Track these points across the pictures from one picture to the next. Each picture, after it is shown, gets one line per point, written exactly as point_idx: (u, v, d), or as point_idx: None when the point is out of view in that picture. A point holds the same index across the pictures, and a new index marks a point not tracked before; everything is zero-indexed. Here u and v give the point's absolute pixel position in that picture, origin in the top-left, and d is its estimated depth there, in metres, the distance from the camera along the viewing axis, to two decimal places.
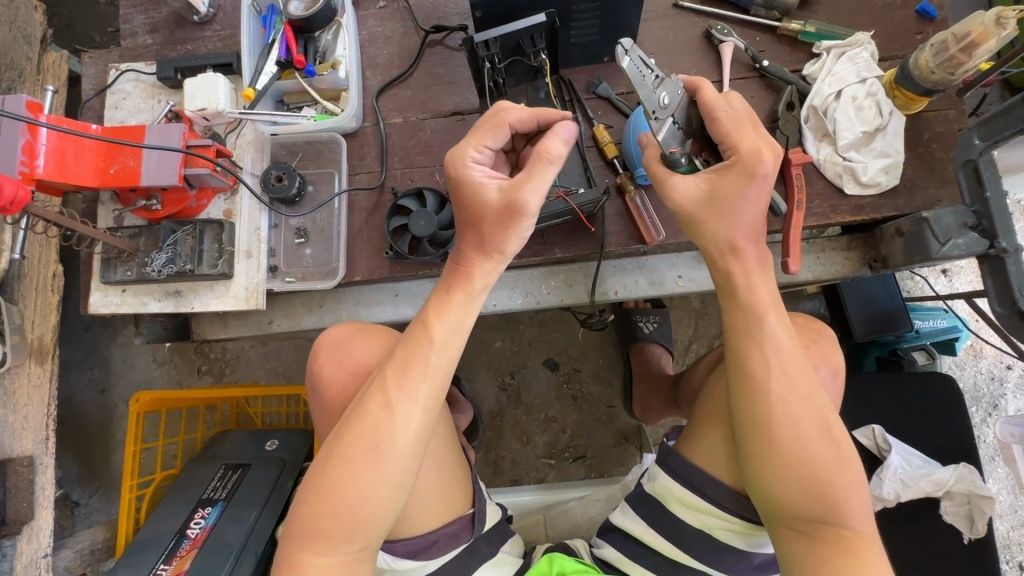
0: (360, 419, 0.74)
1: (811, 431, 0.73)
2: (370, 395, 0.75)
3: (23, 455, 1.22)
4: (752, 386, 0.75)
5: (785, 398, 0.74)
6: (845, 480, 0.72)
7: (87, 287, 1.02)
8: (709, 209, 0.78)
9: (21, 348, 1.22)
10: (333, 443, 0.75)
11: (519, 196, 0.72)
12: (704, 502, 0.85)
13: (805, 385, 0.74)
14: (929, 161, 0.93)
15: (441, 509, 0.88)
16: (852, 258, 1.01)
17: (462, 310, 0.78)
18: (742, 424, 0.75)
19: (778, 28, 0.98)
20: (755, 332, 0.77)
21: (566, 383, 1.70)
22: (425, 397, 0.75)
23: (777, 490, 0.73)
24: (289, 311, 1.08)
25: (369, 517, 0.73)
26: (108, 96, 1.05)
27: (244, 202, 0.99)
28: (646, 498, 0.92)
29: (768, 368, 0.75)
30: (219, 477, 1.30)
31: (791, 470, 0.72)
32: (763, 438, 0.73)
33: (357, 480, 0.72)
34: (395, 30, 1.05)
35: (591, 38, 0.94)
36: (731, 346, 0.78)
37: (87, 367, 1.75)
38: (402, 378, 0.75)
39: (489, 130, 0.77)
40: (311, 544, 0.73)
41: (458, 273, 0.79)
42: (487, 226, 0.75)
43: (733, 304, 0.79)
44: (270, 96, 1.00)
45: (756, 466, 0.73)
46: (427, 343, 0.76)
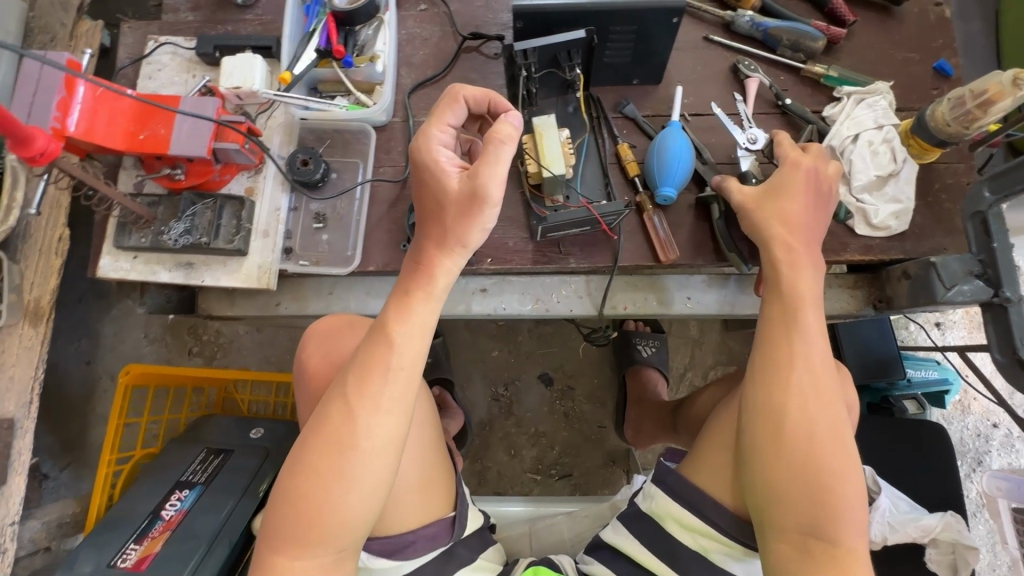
0: (326, 424, 0.75)
1: (827, 436, 0.74)
2: (333, 400, 0.76)
3: (3, 416, 1.24)
4: (774, 381, 0.77)
5: (806, 398, 0.76)
6: (848, 495, 0.72)
7: (96, 250, 1.00)
8: (765, 200, 0.84)
9: (18, 308, 1.27)
10: (301, 449, 0.76)
11: (478, 181, 0.70)
12: (701, 523, 0.86)
13: (828, 389, 0.76)
14: (937, 210, 0.96)
15: (422, 512, 0.92)
16: (856, 297, 1.01)
17: (425, 310, 0.77)
18: (775, 408, 0.76)
19: (802, 70, 1.02)
20: (791, 329, 0.78)
21: (559, 400, 1.74)
22: (390, 402, 0.76)
23: (785, 498, 0.73)
24: (297, 293, 1.05)
25: (339, 522, 0.74)
26: (144, 66, 1.06)
27: (266, 181, 0.99)
28: (640, 516, 0.92)
29: (803, 366, 0.77)
30: (200, 461, 1.38)
31: (795, 474, 0.73)
32: (778, 438, 0.75)
33: (328, 486, 0.73)
34: (434, 33, 1.08)
35: (623, 60, 0.97)
36: (770, 336, 0.80)
37: (75, 338, 1.82)
38: (364, 387, 0.75)
39: (450, 110, 0.77)
40: (286, 549, 0.74)
41: (421, 272, 0.77)
42: (449, 216, 0.74)
43: (775, 298, 0.81)
44: (305, 82, 1.01)
45: (771, 476, 0.74)
46: (389, 347, 0.76)
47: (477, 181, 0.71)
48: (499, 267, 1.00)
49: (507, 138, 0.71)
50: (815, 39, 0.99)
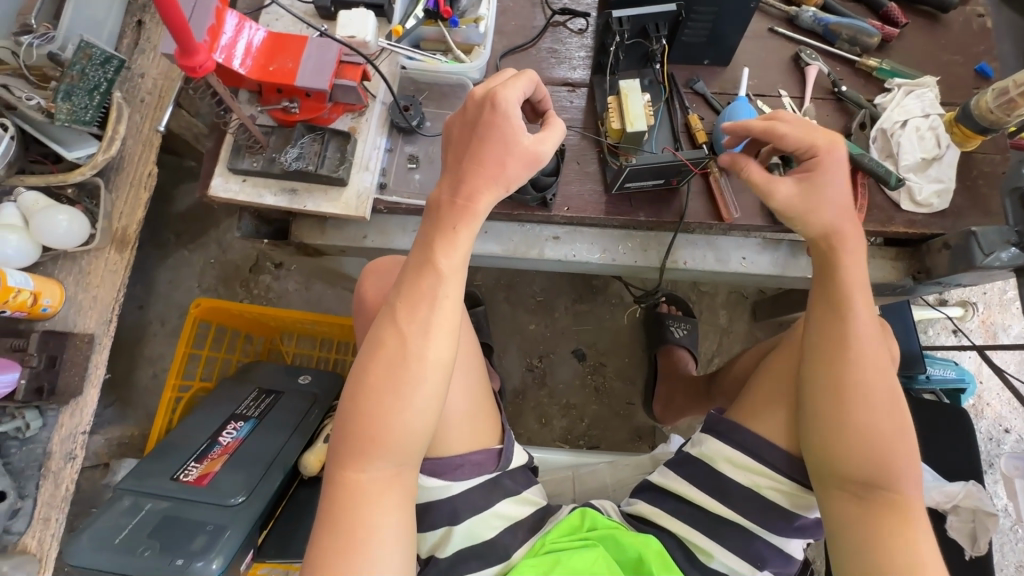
0: (381, 351, 0.83)
1: (884, 401, 0.84)
2: (384, 326, 0.85)
3: (84, 332, 1.33)
4: (832, 357, 0.86)
5: (868, 369, 0.85)
6: (903, 453, 0.82)
7: (208, 172, 1.10)
8: (808, 196, 0.89)
9: (107, 233, 1.37)
10: (360, 371, 0.84)
11: (543, 148, 0.88)
12: (759, 464, 0.93)
13: (881, 361, 0.86)
14: (975, 194, 1.06)
15: (469, 439, 1.00)
16: (897, 267, 1.10)
17: (465, 238, 0.86)
18: (834, 378, 0.85)
19: (856, 63, 1.13)
20: (843, 309, 0.87)
21: (590, 374, 1.82)
22: (438, 327, 0.84)
23: (845, 455, 0.82)
24: (383, 228, 1.14)
25: (399, 435, 0.82)
26: (263, 14, 1.17)
27: (370, 122, 1.10)
28: (689, 459, 0.99)
29: (864, 340, 0.86)
30: (253, 399, 1.48)
31: (853, 436, 0.83)
32: (839, 405, 0.84)
33: (384, 402, 0.82)
34: (525, 7, 1.20)
35: (699, 39, 1.09)
36: (825, 315, 0.88)
37: (132, 281, 1.91)
38: (412, 312, 0.84)
39: (525, 78, 0.88)
40: (353, 463, 0.82)
41: (461, 209, 0.86)
42: (513, 165, 0.86)
43: (833, 279, 0.89)
44: (410, 39, 1.12)
45: (835, 435, 0.83)
46: (435, 276, 0.84)
47: (538, 147, 0.89)
48: (574, 217, 1.09)
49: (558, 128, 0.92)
50: (870, 36, 1.10)
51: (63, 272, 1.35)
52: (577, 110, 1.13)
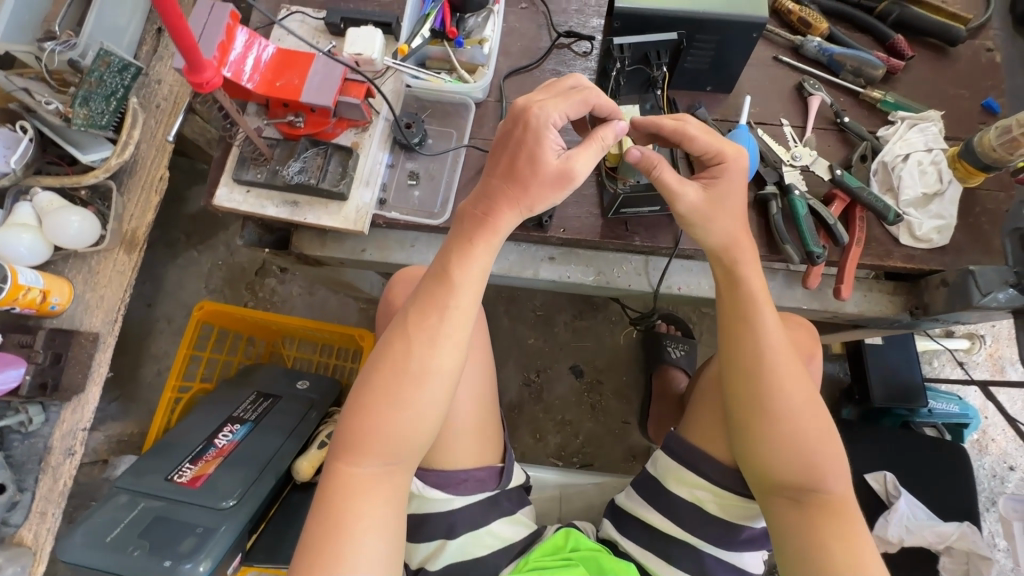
0: (390, 355, 0.84)
1: (802, 407, 0.88)
2: (399, 331, 0.85)
3: (89, 331, 1.37)
4: (750, 369, 0.90)
5: (781, 377, 0.89)
6: (830, 457, 0.85)
7: (214, 181, 1.13)
8: (713, 208, 0.93)
9: (117, 235, 1.40)
10: (369, 371, 0.85)
11: (573, 166, 0.84)
12: (699, 478, 0.97)
13: (795, 369, 0.90)
14: (976, 230, 1.05)
15: (475, 455, 1.01)
16: (894, 302, 1.08)
17: (485, 256, 0.86)
18: (743, 388, 0.91)
19: (861, 94, 1.13)
20: (748, 324, 0.92)
21: (587, 391, 1.82)
22: (446, 338, 0.84)
23: (771, 460, 0.86)
24: (382, 244, 1.16)
25: (401, 436, 0.83)
26: (275, 29, 1.20)
27: (372, 137, 1.11)
28: (651, 481, 1.02)
29: (769, 351, 0.90)
30: (251, 402, 1.50)
31: (777, 443, 0.86)
32: (761, 416, 0.88)
33: (388, 403, 0.82)
34: (531, 29, 1.21)
35: (701, 66, 1.09)
36: (733, 329, 0.94)
37: (142, 280, 1.95)
38: (425, 320, 0.85)
39: (568, 97, 0.85)
40: (350, 458, 0.83)
41: (482, 221, 0.86)
42: (536, 183, 0.84)
43: (733, 298, 0.95)
44: (416, 57, 1.14)
45: (756, 442, 0.88)
46: (450, 289, 0.85)
47: (570, 164, 0.85)
48: (569, 238, 1.10)
49: (604, 143, 0.87)
50: (875, 66, 1.10)
51: (73, 270, 1.37)
52: None
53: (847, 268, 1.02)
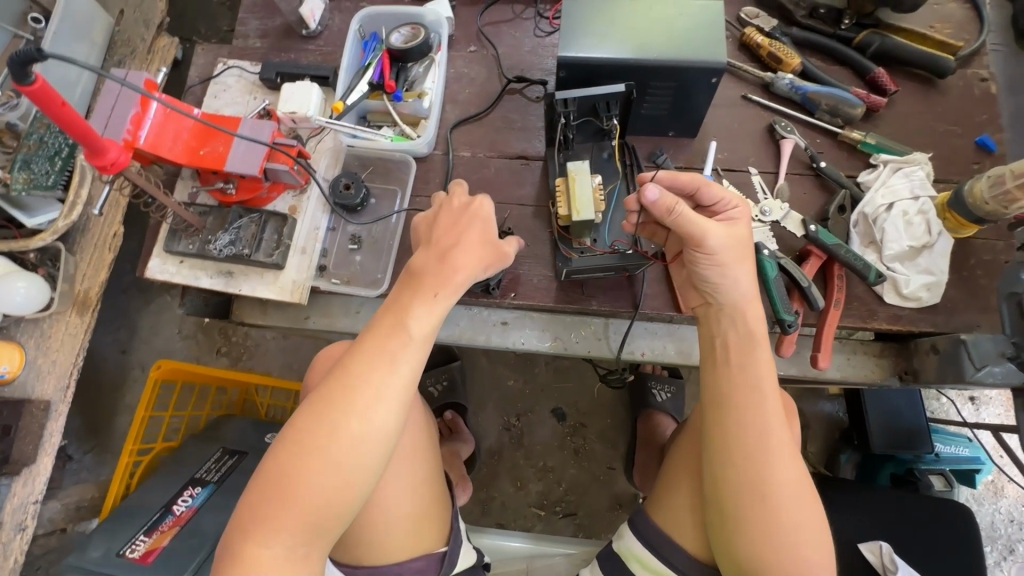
0: (325, 410, 0.71)
1: (805, 496, 0.74)
2: (344, 385, 0.72)
3: (41, 398, 1.32)
4: (756, 449, 0.74)
5: (784, 458, 0.74)
6: (820, 555, 0.73)
7: (148, 251, 1.07)
8: (739, 251, 0.80)
9: (68, 297, 1.36)
10: (300, 429, 0.71)
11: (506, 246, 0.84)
12: (663, 565, 0.88)
13: (793, 448, 0.76)
14: (972, 285, 0.94)
15: (411, 542, 0.93)
16: (882, 366, 0.99)
17: (441, 302, 0.77)
18: (735, 468, 0.75)
19: (839, 135, 1.02)
20: (751, 392, 0.77)
21: (570, 435, 1.73)
22: (394, 395, 0.73)
23: (753, 555, 0.73)
24: (326, 310, 1.10)
25: (331, 514, 0.70)
26: (211, 85, 1.14)
27: (310, 201, 1.05)
28: (615, 558, 0.94)
29: (774, 427, 0.75)
30: (215, 460, 1.41)
31: (773, 532, 0.72)
32: (765, 504, 0.73)
33: (322, 472, 0.69)
34: (481, 73, 1.13)
35: (660, 112, 1.01)
36: (734, 397, 0.77)
37: (113, 327, 1.91)
38: (375, 373, 0.73)
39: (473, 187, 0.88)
40: (261, 535, 0.68)
41: (441, 262, 0.78)
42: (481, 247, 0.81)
43: (732, 361, 0.79)
44: (355, 112, 1.07)
45: (744, 534, 0.73)
46: (403, 336, 0.75)
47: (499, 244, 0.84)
48: (522, 303, 1.02)
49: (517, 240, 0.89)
50: (853, 106, 1.00)
51: (26, 334, 1.31)
52: (531, 185, 1.06)
53: (825, 333, 0.93)
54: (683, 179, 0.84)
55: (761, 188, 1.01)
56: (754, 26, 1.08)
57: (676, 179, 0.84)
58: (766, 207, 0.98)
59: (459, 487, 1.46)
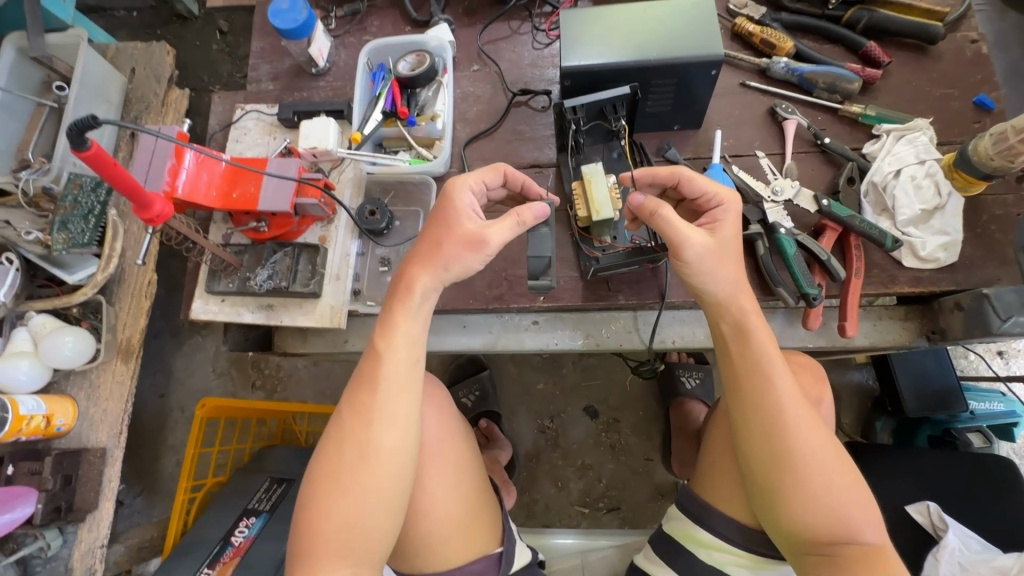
0: (338, 441, 0.82)
1: (829, 452, 0.75)
2: (348, 415, 0.83)
3: (97, 446, 1.37)
4: (764, 419, 0.76)
5: (799, 419, 0.76)
6: (859, 505, 0.74)
7: (190, 294, 1.12)
8: (718, 253, 0.79)
9: (112, 346, 1.41)
10: (322, 461, 0.82)
11: (487, 231, 0.82)
12: (716, 539, 0.90)
13: (807, 410, 0.77)
14: (987, 241, 0.97)
15: (467, 548, 0.96)
16: (908, 328, 1.01)
17: (409, 322, 0.84)
18: (753, 440, 0.77)
19: (839, 110, 1.06)
20: (753, 363, 0.79)
21: (605, 431, 1.75)
22: (388, 411, 0.82)
23: (796, 519, 0.74)
24: (363, 333, 1.15)
25: (367, 526, 0.79)
26: (232, 131, 1.20)
27: (339, 230, 1.10)
28: (668, 539, 0.96)
29: (783, 393, 0.77)
30: (265, 490, 1.44)
31: (806, 492, 0.74)
32: (784, 467, 0.75)
33: (347, 491, 0.79)
34: (485, 90, 1.18)
35: (663, 108, 1.05)
36: (740, 373, 0.80)
37: (151, 372, 1.97)
38: (368, 399, 0.82)
39: (490, 171, 0.91)
40: (316, 558, 0.78)
41: (402, 286, 0.84)
42: (450, 241, 0.83)
43: (733, 340, 0.81)
44: (373, 140, 1.12)
45: (782, 500, 0.75)
46: (380, 360, 0.83)
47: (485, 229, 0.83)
48: (550, 305, 1.05)
49: (524, 220, 0.84)
50: (850, 81, 1.03)
51: (75, 385, 1.39)
52: (547, 190, 1.10)
53: (850, 304, 0.95)
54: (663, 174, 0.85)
55: (768, 170, 1.04)
56: (745, 15, 1.11)
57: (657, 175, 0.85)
58: (776, 187, 1.02)
59: (504, 491, 1.48)
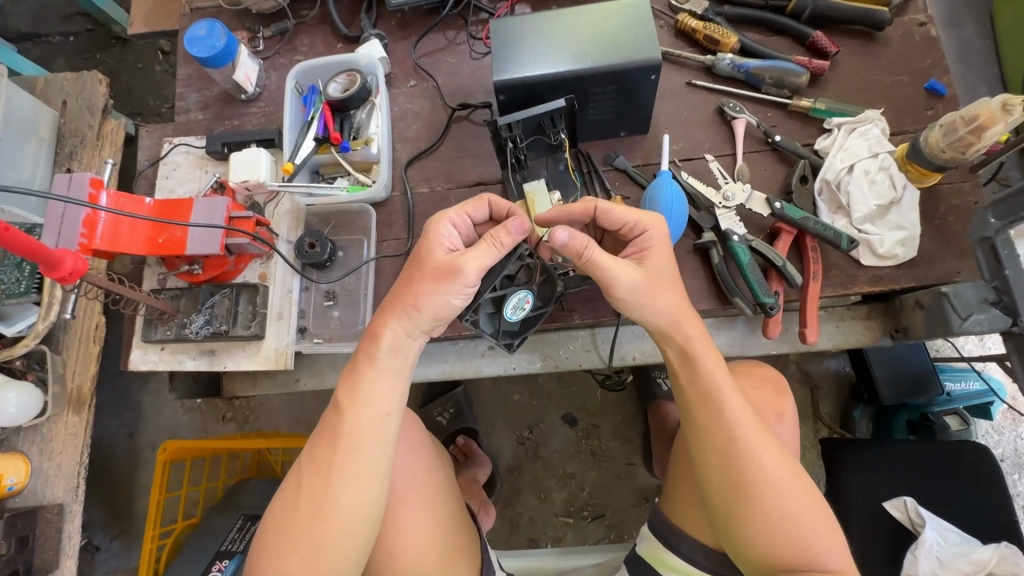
0: (293, 501, 0.74)
1: (785, 476, 0.74)
2: (306, 472, 0.75)
3: (54, 502, 1.32)
4: (719, 449, 0.76)
5: (751, 444, 0.75)
6: (818, 528, 0.73)
7: (128, 343, 1.07)
8: (651, 287, 0.78)
9: (61, 397, 1.34)
10: (278, 521, 0.75)
11: (458, 259, 0.73)
12: (683, 561, 0.88)
13: (761, 434, 0.77)
14: (946, 233, 0.94)
15: None
16: (871, 327, 1.00)
17: (375, 374, 0.75)
18: (709, 467, 0.77)
19: (789, 105, 1.02)
20: (703, 391, 0.78)
21: (585, 439, 1.72)
22: (349, 470, 0.73)
23: (756, 544, 0.74)
24: (315, 369, 1.10)
25: None
26: (161, 167, 1.14)
27: (279, 267, 1.04)
28: (639, 562, 0.93)
29: (733, 419, 0.76)
30: (238, 529, 1.38)
31: (762, 518, 0.73)
32: (742, 496, 0.74)
33: (302, 557, 0.72)
34: (424, 107, 1.13)
35: (607, 116, 1.00)
36: (691, 402, 0.79)
37: (117, 412, 1.90)
38: (326, 459, 0.74)
39: (473, 202, 0.83)
40: None
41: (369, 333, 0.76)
42: (419, 277, 0.75)
43: (680, 369, 0.81)
44: (307, 168, 1.07)
45: (738, 526, 0.75)
46: (340, 417, 0.74)
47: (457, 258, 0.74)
48: None
49: (501, 243, 0.74)
50: (798, 75, 0.99)
51: (26, 441, 1.33)
52: None
53: (809, 310, 0.92)
54: (582, 209, 0.82)
55: (720, 174, 1.00)
56: (687, 11, 1.07)
57: (576, 211, 0.83)
58: (728, 192, 0.98)
59: (481, 514, 1.46)
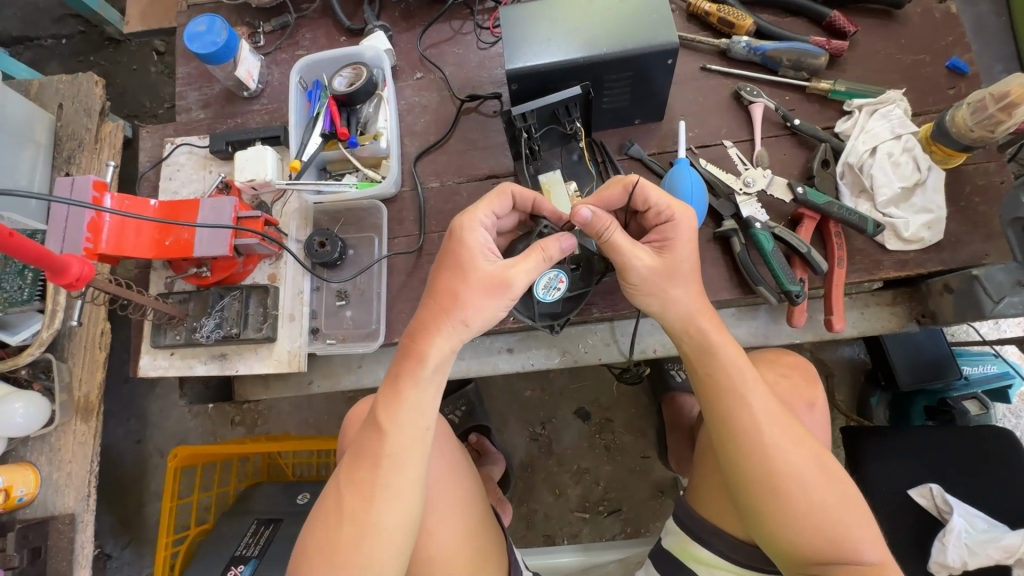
0: (331, 524, 0.71)
1: (817, 472, 0.72)
2: (343, 494, 0.72)
3: (65, 512, 1.30)
4: (749, 448, 0.74)
5: (779, 439, 0.73)
6: (856, 525, 0.71)
7: (137, 350, 1.04)
8: (667, 275, 0.76)
9: (68, 406, 1.31)
10: (310, 544, 0.72)
11: (510, 273, 0.71)
12: (713, 555, 0.86)
13: (790, 430, 0.74)
14: (972, 214, 0.92)
15: None
16: (897, 313, 0.99)
17: (416, 393, 0.72)
18: (738, 466, 0.74)
19: (807, 87, 0.99)
20: (725, 387, 0.76)
21: (598, 433, 1.71)
22: (388, 489, 0.71)
23: (794, 543, 0.72)
24: (328, 371, 1.08)
25: None
26: (164, 168, 1.11)
27: (288, 267, 1.02)
28: (666, 559, 0.92)
29: (760, 415, 0.74)
30: (252, 534, 1.36)
31: (797, 517, 0.71)
32: (776, 495, 0.72)
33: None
34: (432, 99, 1.10)
35: (621, 103, 0.97)
36: (715, 399, 0.77)
37: (124, 419, 1.88)
38: (364, 479, 0.71)
39: (497, 195, 0.79)
40: None
41: (413, 352, 0.72)
42: (466, 290, 0.71)
43: (700, 364, 0.78)
44: (315, 165, 1.04)
45: (773, 526, 0.72)
46: (379, 437, 0.72)
47: (507, 272, 0.72)
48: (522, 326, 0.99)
49: (549, 254, 0.73)
50: (816, 56, 0.96)
51: (35, 451, 1.31)
52: None
53: (834, 298, 0.91)
54: (613, 193, 0.80)
55: (739, 160, 0.98)
56: None
57: (607, 195, 0.81)
58: (748, 178, 0.96)
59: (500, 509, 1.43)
